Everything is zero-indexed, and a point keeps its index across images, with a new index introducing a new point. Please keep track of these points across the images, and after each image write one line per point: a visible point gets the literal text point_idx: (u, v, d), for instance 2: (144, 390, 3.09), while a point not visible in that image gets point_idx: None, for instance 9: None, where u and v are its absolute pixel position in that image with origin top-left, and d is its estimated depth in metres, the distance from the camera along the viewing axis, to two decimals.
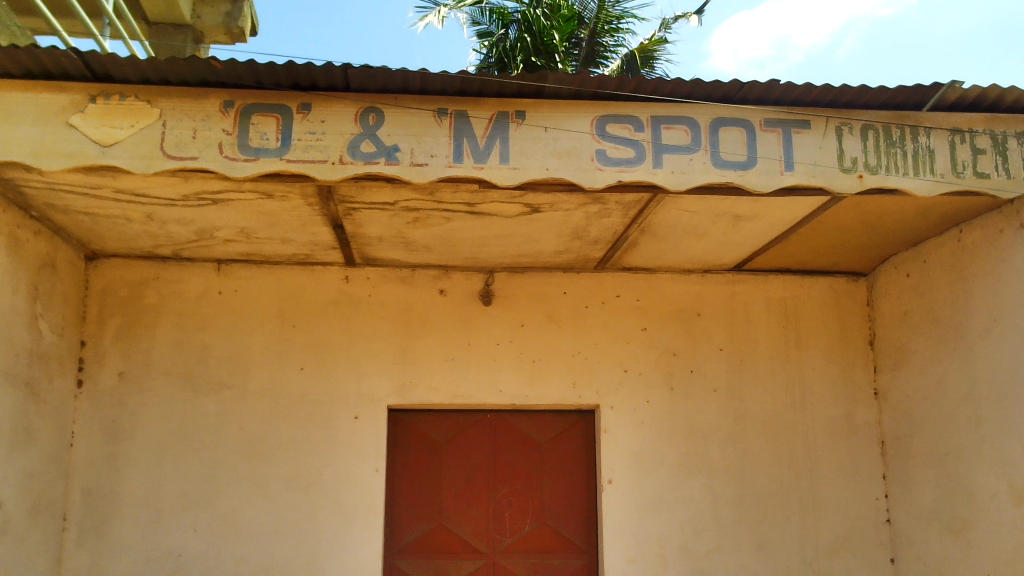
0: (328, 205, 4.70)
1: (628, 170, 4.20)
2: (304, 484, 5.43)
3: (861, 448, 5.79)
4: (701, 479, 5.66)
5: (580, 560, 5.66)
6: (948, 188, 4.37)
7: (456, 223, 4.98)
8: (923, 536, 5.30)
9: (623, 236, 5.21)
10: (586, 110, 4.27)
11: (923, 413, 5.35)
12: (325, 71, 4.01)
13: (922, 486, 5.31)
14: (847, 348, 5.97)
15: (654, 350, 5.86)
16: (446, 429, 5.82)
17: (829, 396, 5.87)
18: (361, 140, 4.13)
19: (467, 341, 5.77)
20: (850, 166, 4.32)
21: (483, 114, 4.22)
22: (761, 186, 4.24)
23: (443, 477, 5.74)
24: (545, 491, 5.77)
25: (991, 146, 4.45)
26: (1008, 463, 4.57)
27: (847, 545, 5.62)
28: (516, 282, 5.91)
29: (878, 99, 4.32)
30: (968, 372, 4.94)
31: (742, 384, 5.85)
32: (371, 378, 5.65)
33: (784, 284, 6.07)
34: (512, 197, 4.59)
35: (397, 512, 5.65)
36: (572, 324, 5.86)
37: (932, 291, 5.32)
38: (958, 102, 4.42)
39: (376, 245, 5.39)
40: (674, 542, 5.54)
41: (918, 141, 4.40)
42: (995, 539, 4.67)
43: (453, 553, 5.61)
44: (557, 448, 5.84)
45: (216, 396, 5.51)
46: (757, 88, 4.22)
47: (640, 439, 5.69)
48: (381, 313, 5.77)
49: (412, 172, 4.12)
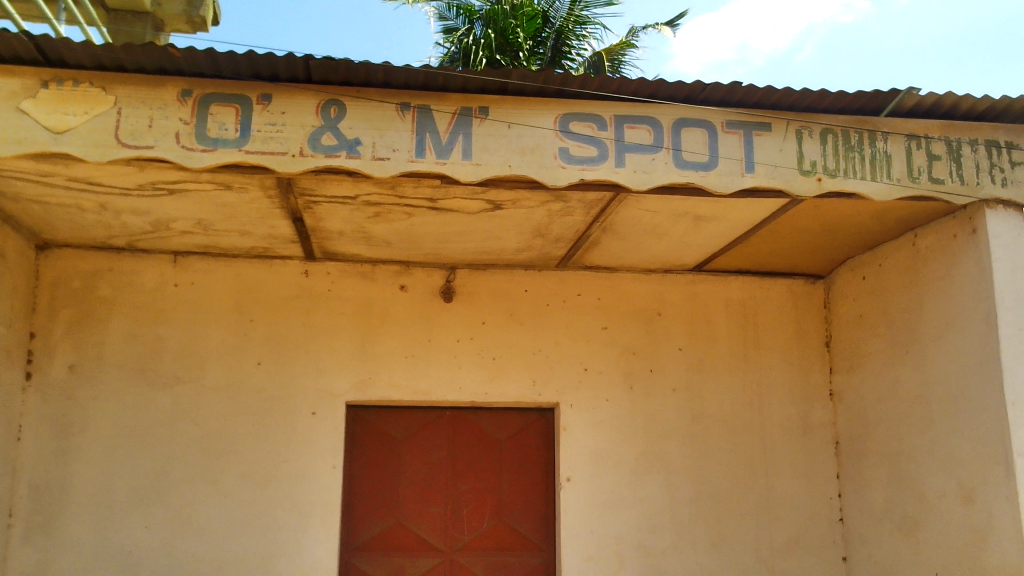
0: (288, 198, 4.64)
1: (590, 168, 4.21)
2: (260, 481, 5.36)
3: (816, 448, 5.87)
4: (659, 477, 5.69)
5: (537, 558, 5.66)
6: (904, 193, 4.44)
7: (418, 219, 4.95)
8: (875, 535, 5.39)
9: (585, 234, 5.22)
10: (550, 108, 4.26)
11: (876, 414, 5.44)
12: (286, 62, 3.95)
13: (875, 486, 5.40)
14: (804, 350, 6.04)
15: (615, 349, 5.88)
16: (405, 426, 5.78)
17: (785, 395, 5.94)
18: (322, 132, 4.09)
19: (427, 337, 5.74)
20: (809, 169, 4.37)
21: (446, 110, 4.19)
22: (722, 187, 4.28)
23: (402, 474, 5.70)
24: (504, 488, 5.76)
25: (946, 152, 4.53)
26: (958, 462, 4.67)
27: (801, 544, 5.69)
28: (478, 279, 5.88)
29: (837, 103, 4.38)
30: (920, 374, 5.03)
31: (701, 383, 5.90)
32: (329, 374, 5.59)
33: (743, 285, 6.13)
34: (474, 194, 4.57)
35: (355, 510, 5.60)
36: (533, 322, 5.86)
37: (887, 294, 5.40)
38: (915, 109, 4.49)
39: (336, 240, 5.33)
40: (631, 540, 5.57)
41: (876, 146, 4.47)
42: (944, 539, 4.76)
43: (410, 551, 5.58)
44: (517, 446, 5.84)
45: (170, 391, 5.41)
46: (719, 89, 4.25)
47: (600, 437, 5.70)
48: (341, 308, 5.71)
49: (374, 166, 4.08)
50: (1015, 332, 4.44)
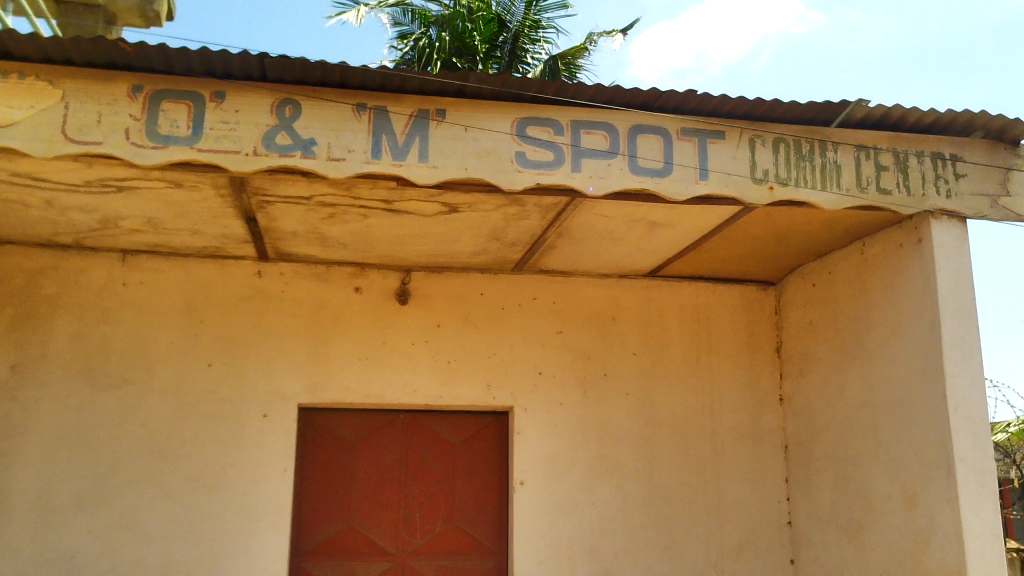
0: (241, 197, 4.57)
1: (546, 173, 4.22)
2: (209, 484, 5.28)
3: (766, 452, 5.95)
4: (612, 481, 5.72)
5: (490, 561, 5.65)
6: (853, 203, 4.53)
7: (373, 221, 4.92)
8: (821, 538, 5.48)
9: (541, 239, 5.24)
10: (507, 112, 4.27)
11: (824, 419, 5.53)
12: (241, 60, 3.90)
13: (822, 489, 5.50)
14: (755, 355, 6.12)
15: (569, 353, 5.90)
16: (358, 429, 5.74)
17: (736, 400, 6.01)
18: (276, 131, 4.04)
19: (382, 339, 5.70)
20: (762, 177, 4.44)
21: (403, 111, 4.17)
22: (676, 194, 4.33)
23: (355, 477, 5.65)
24: (458, 491, 5.74)
25: (894, 163, 4.64)
26: (902, 467, 4.77)
27: (750, 546, 5.77)
28: (433, 282, 5.86)
29: (790, 113, 4.45)
30: (867, 380, 5.14)
31: (654, 387, 5.95)
32: (281, 376, 5.52)
33: (697, 291, 6.19)
34: (430, 196, 4.56)
35: (306, 513, 5.54)
36: (489, 325, 5.85)
37: (835, 301, 5.51)
38: (865, 121, 4.58)
39: (290, 240, 5.28)
40: (584, 543, 5.59)
41: (826, 156, 4.55)
42: (888, 542, 4.86)
43: (362, 555, 5.53)
44: (471, 449, 5.83)
45: (117, 392, 5.30)
46: (674, 97, 4.29)
47: (553, 441, 5.72)
48: (295, 310, 5.64)
49: (329, 166, 4.05)
50: (958, 340, 4.56)
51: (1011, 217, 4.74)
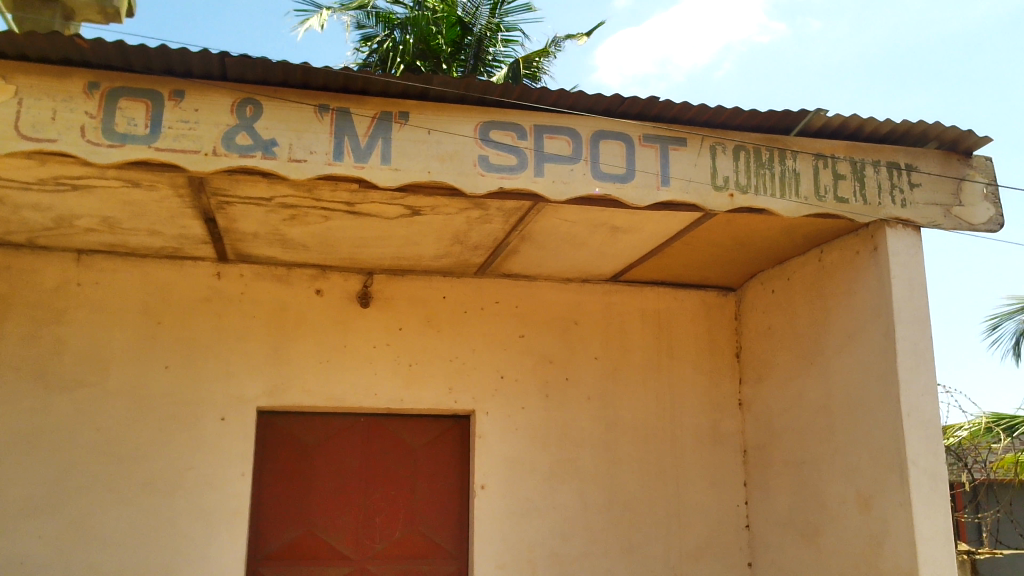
0: (200, 197, 4.51)
1: (509, 177, 4.22)
2: (165, 488, 5.19)
3: (725, 456, 6.01)
4: (573, 485, 5.74)
5: (450, 565, 5.64)
6: (811, 211, 4.59)
7: (335, 223, 4.88)
8: (778, 541, 5.55)
9: (504, 242, 5.24)
10: (470, 116, 4.26)
11: (782, 423, 5.60)
12: (201, 58, 3.86)
13: (780, 493, 5.56)
14: (715, 360, 6.18)
15: (531, 357, 5.91)
16: (319, 432, 5.69)
17: (697, 405, 6.07)
18: (236, 132, 3.99)
19: (343, 343, 5.65)
20: (722, 184, 4.48)
21: (365, 113, 4.15)
22: (637, 200, 4.36)
23: (314, 482, 5.60)
24: (418, 495, 5.72)
25: (851, 172, 4.72)
26: (857, 471, 4.85)
27: (708, 549, 5.82)
28: (395, 285, 5.83)
29: (750, 121, 4.51)
30: (824, 385, 5.21)
31: (615, 392, 5.98)
32: (240, 379, 5.45)
33: (658, 296, 6.24)
34: (392, 199, 4.54)
35: (264, 518, 5.48)
36: (451, 328, 5.84)
37: (794, 307, 5.58)
38: (823, 130, 4.66)
39: (250, 242, 5.21)
40: (544, 547, 5.60)
41: (785, 164, 4.62)
42: (843, 545, 4.93)
43: (321, 560, 5.48)
44: (432, 453, 5.81)
45: (70, 394, 5.19)
46: (637, 103, 4.32)
47: (515, 444, 5.72)
48: (255, 312, 5.58)
49: (289, 168, 4.01)
50: (912, 346, 4.64)
51: (964, 226, 4.84)
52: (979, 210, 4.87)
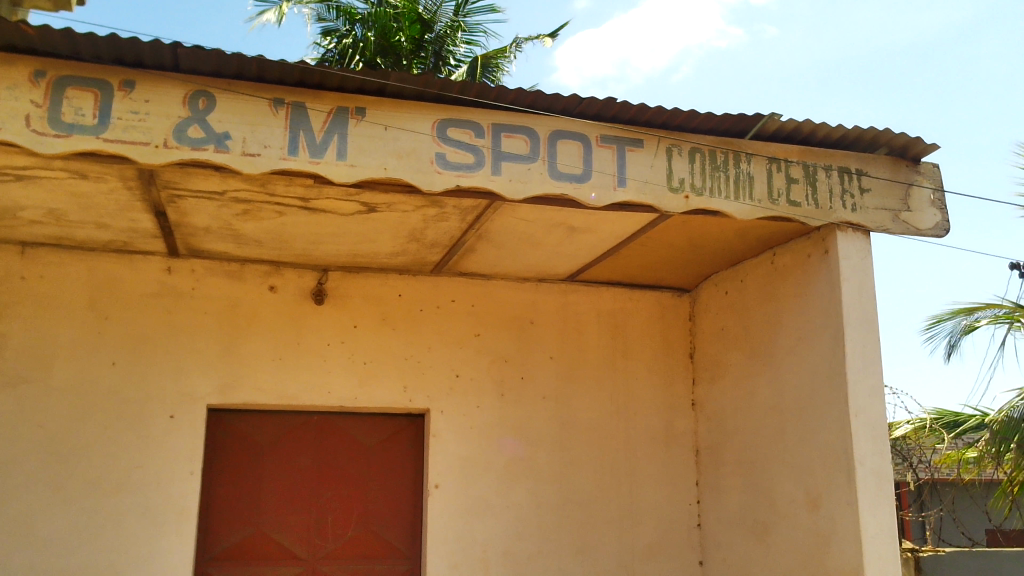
0: (151, 190, 4.42)
1: (466, 175, 4.21)
2: (111, 487, 5.08)
3: (677, 456, 6.07)
4: (527, 484, 5.74)
5: (403, 565, 5.60)
6: (764, 213, 4.65)
7: (289, 218, 4.82)
8: (729, 540, 5.62)
9: (461, 241, 5.22)
10: (427, 113, 4.24)
11: (734, 423, 5.67)
12: (152, 48, 3.78)
13: (731, 493, 5.63)
14: (669, 361, 6.23)
15: (487, 356, 5.90)
16: (270, 430, 5.61)
17: (651, 404, 6.11)
18: (189, 124, 3.92)
19: (296, 340, 5.59)
20: (678, 186, 4.52)
21: (322, 108, 4.10)
22: (594, 200, 4.37)
23: (265, 480, 5.52)
24: (371, 494, 5.67)
25: (803, 176, 4.79)
26: (806, 470, 4.93)
27: (660, 548, 5.87)
28: (351, 282, 5.78)
29: (706, 124, 4.56)
30: (775, 386, 5.29)
31: (570, 391, 6.00)
32: (190, 376, 5.36)
33: (614, 297, 6.27)
34: (348, 195, 4.50)
35: (213, 517, 5.38)
36: (406, 326, 5.80)
37: (746, 309, 5.66)
38: (777, 134, 4.72)
39: (202, 236, 5.12)
40: (498, 546, 5.59)
41: (740, 167, 4.67)
42: (791, 543, 5.01)
43: (270, 560, 5.41)
44: (386, 452, 5.77)
45: (12, 391, 5.05)
46: (594, 104, 4.34)
47: (469, 443, 5.71)
48: (206, 308, 5.48)
49: (243, 162, 3.95)
50: (860, 348, 4.73)
51: (912, 231, 4.94)
52: (926, 215, 4.98)
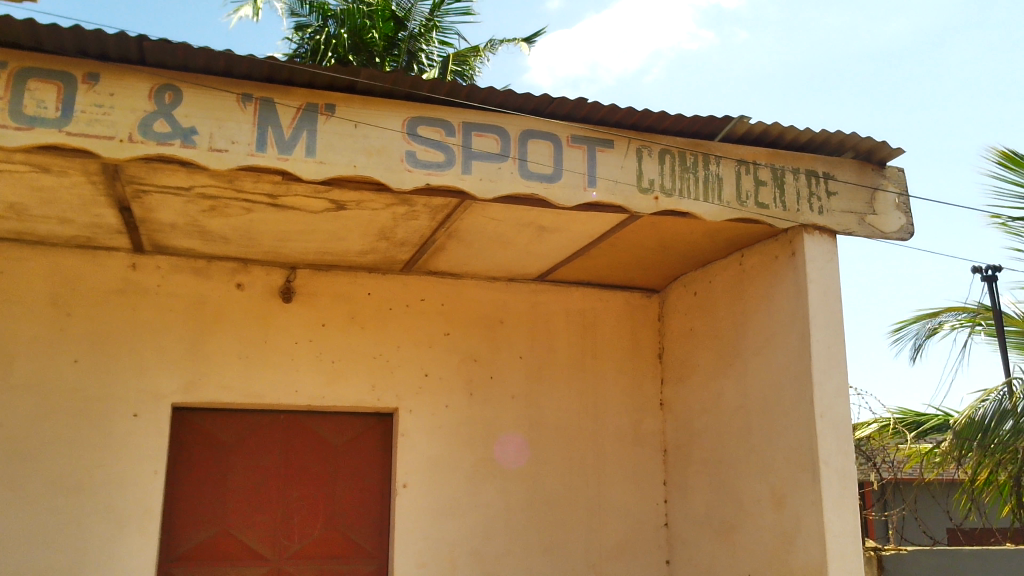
0: (115, 185, 4.35)
1: (436, 174, 4.19)
2: (72, 487, 4.99)
3: (645, 455, 6.10)
4: (495, 484, 5.74)
5: (369, 565, 5.57)
6: (732, 215, 4.69)
7: (256, 215, 4.77)
8: (695, 540, 5.65)
9: (431, 239, 5.20)
10: (398, 111, 4.21)
11: (701, 423, 5.71)
12: (118, 40, 3.72)
13: (698, 492, 5.67)
14: (638, 361, 6.26)
15: (456, 355, 5.89)
16: (236, 429, 5.55)
17: (620, 404, 6.13)
18: (154, 118, 3.86)
19: (263, 338, 5.53)
20: (647, 187, 4.54)
21: (290, 104, 4.06)
22: (564, 200, 4.38)
23: (231, 480, 5.46)
24: (338, 494, 5.63)
25: (771, 179, 4.83)
26: (772, 470, 4.98)
27: (627, 547, 5.90)
28: (319, 280, 5.73)
29: (675, 125, 4.58)
30: (742, 387, 5.33)
31: (539, 391, 6.00)
32: (155, 374, 5.29)
33: (584, 297, 6.29)
34: (317, 192, 4.46)
35: (177, 517, 5.31)
36: (375, 325, 5.77)
37: (714, 310, 5.70)
38: (746, 136, 4.76)
39: (168, 233, 5.05)
40: (465, 545, 5.58)
41: (709, 169, 4.70)
42: (757, 543, 5.05)
43: (235, 560, 5.35)
44: (354, 451, 5.73)
45: None
46: (565, 104, 4.35)
47: (437, 442, 5.69)
48: (171, 305, 5.41)
49: (209, 157, 3.90)
50: (825, 349, 4.78)
51: (877, 234, 5.00)
52: (891, 219, 5.04)
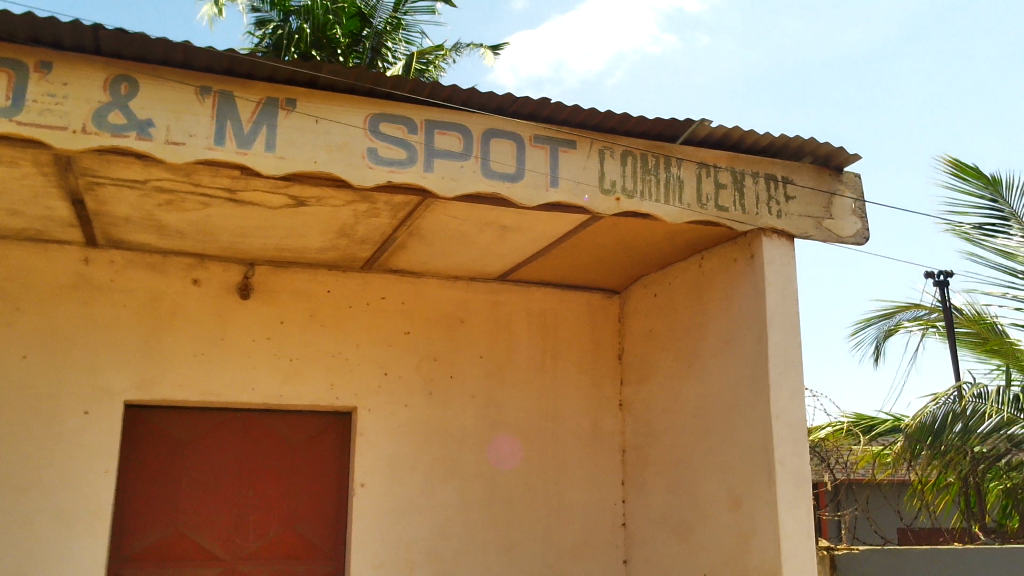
0: (67, 177, 4.25)
1: (398, 171, 4.16)
2: (19, 486, 4.87)
3: (604, 456, 6.12)
4: (454, 483, 5.72)
5: (326, 565, 5.51)
6: (693, 217, 4.72)
7: (214, 210, 4.70)
8: (652, 540, 5.69)
9: (391, 237, 5.17)
10: (360, 107, 4.18)
11: (660, 423, 5.75)
12: (72, 29, 3.63)
13: (656, 492, 5.70)
14: (598, 362, 6.28)
15: (416, 354, 5.85)
16: (190, 427, 5.46)
17: (579, 405, 6.15)
18: (109, 109, 3.78)
19: (220, 335, 5.45)
20: (609, 188, 4.56)
21: (250, 98, 4.01)
22: (527, 200, 4.38)
23: (184, 479, 5.37)
24: (295, 494, 5.57)
25: (731, 182, 4.88)
26: (729, 470, 5.03)
27: (585, 547, 5.92)
28: (278, 277, 5.66)
29: (638, 127, 4.61)
30: (700, 388, 5.37)
31: (499, 391, 5.99)
32: (107, 370, 5.18)
33: (545, 297, 6.29)
34: (276, 187, 4.40)
35: (129, 517, 5.21)
36: (334, 323, 5.71)
37: (674, 311, 5.74)
38: (707, 139, 4.80)
39: (122, 226, 4.95)
40: (423, 545, 5.55)
41: (670, 171, 4.73)
42: (713, 542, 5.09)
43: (188, 561, 5.26)
44: (312, 451, 5.68)
45: None
46: (528, 104, 4.35)
47: (396, 442, 5.65)
48: (125, 301, 5.30)
49: (166, 150, 3.83)
50: (782, 351, 4.84)
51: (833, 238, 5.08)
52: (847, 223, 5.13)
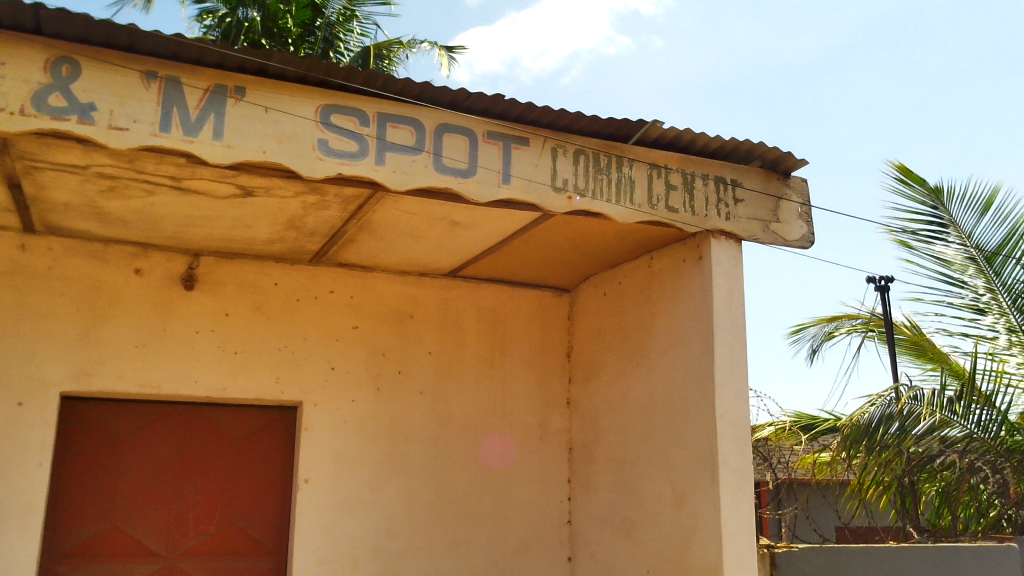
0: (4, 160, 4.11)
1: (348, 164, 4.11)
2: None
3: (551, 453, 6.14)
4: (400, 479, 5.68)
5: (268, 562, 5.44)
6: (643, 217, 4.76)
7: (158, 198, 4.58)
8: (596, 537, 5.73)
9: (341, 231, 5.11)
10: (311, 98, 4.11)
11: (606, 421, 5.79)
12: (11, 7, 3.51)
13: (601, 489, 5.74)
14: (546, 359, 6.30)
15: (364, 349, 5.80)
16: (130, 421, 5.33)
17: (527, 402, 6.16)
18: (49, 91, 3.66)
19: (162, 327, 5.33)
20: (561, 187, 4.57)
21: (198, 85, 3.92)
22: (478, 196, 4.36)
23: (123, 474, 5.24)
24: (237, 489, 5.48)
25: (681, 184, 4.93)
26: (673, 468, 5.08)
27: (531, 544, 5.93)
28: (224, 269, 5.55)
29: (591, 126, 4.62)
30: (647, 387, 5.42)
31: (447, 387, 5.97)
32: (43, 361, 5.03)
33: (495, 294, 6.28)
34: (223, 177, 4.31)
35: (64, 512, 5.07)
36: (281, 316, 5.63)
37: (623, 310, 5.78)
38: (658, 140, 4.85)
39: (62, 213, 4.81)
40: (368, 542, 5.51)
41: (622, 171, 4.76)
42: (656, 540, 5.15)
43: (125, 557, 5.13)
44: (255, 446, 5.59)
45: None
46: (482, 99, 4.33)
47: (342, 437, 5.59)
48: (63, 289, 5.15)
49: (109, 135, 3.72)
50: (728, 352, 4.91)
51: (779, 241, 5.16)
52: (793, 227, 5.21)
